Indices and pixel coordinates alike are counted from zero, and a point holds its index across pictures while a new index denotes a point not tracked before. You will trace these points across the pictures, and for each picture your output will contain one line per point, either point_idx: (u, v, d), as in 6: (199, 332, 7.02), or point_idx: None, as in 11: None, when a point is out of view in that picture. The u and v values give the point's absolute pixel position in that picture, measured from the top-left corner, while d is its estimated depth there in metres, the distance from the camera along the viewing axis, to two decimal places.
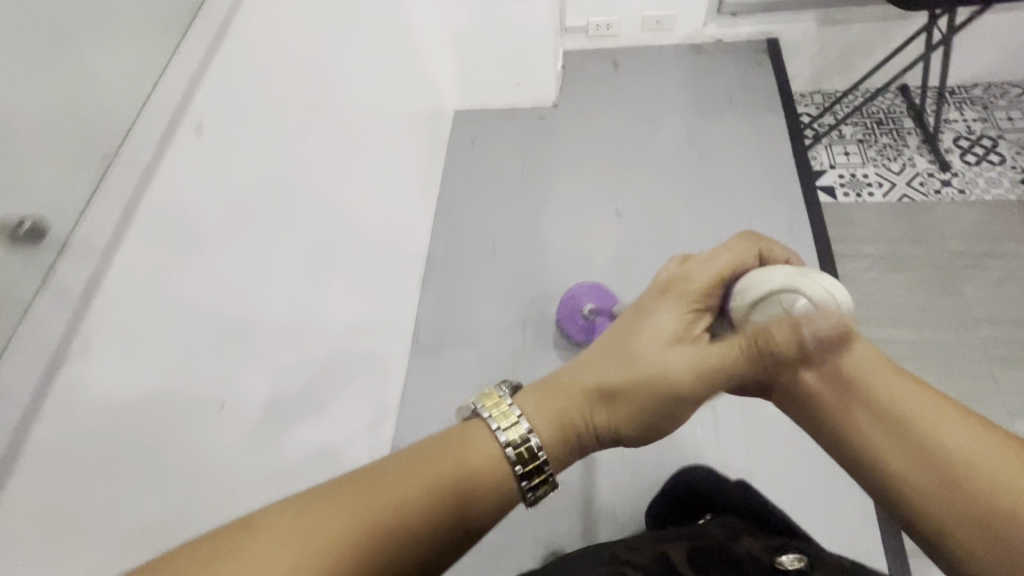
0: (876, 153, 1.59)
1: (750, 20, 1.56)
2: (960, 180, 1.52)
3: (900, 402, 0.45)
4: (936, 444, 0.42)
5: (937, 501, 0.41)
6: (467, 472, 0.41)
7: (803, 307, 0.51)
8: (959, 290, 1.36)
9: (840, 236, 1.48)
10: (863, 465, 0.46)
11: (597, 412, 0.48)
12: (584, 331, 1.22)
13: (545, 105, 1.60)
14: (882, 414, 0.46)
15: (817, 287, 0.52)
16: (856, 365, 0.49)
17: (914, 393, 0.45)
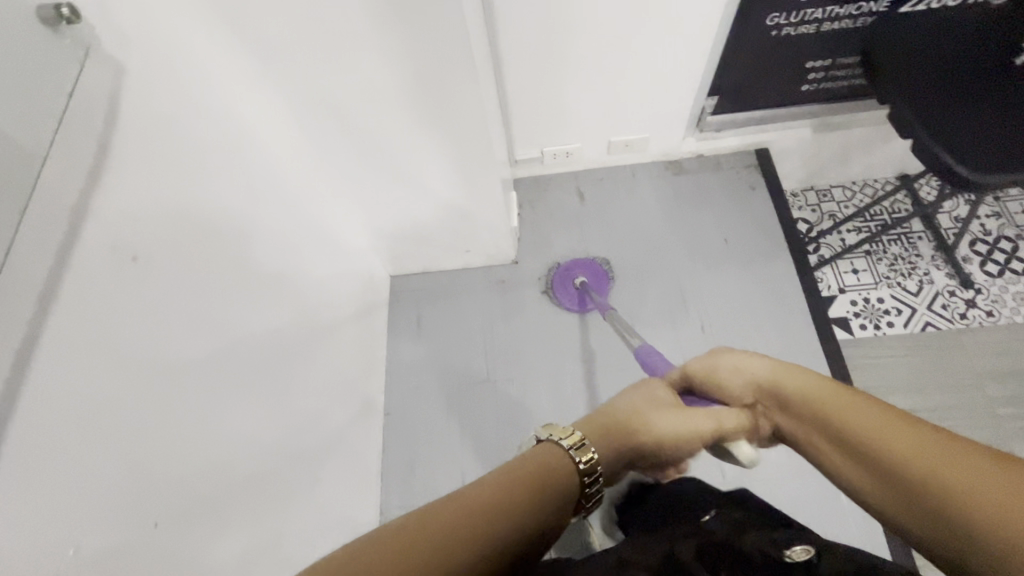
0: (888, 269, 1.39)
1: (734, 133, 1.29)
2: (990, 303, 1.32)
3: (856, 425, 0.44)
4: (888, 451, 0.41)
5: (925, 501, 0.38)
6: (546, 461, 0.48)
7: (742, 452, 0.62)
8: (1008, 446, 1.19)
9: (868, 388, 1.27)
10: (855, 473, 0.44)
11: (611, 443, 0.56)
12: (577, 301, 1.25)
13: (507, 262, 1.31)
14: (849, 434, 0.45)
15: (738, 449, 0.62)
16: (826, 402, 0.49)
17: (868, 410, 0.45)
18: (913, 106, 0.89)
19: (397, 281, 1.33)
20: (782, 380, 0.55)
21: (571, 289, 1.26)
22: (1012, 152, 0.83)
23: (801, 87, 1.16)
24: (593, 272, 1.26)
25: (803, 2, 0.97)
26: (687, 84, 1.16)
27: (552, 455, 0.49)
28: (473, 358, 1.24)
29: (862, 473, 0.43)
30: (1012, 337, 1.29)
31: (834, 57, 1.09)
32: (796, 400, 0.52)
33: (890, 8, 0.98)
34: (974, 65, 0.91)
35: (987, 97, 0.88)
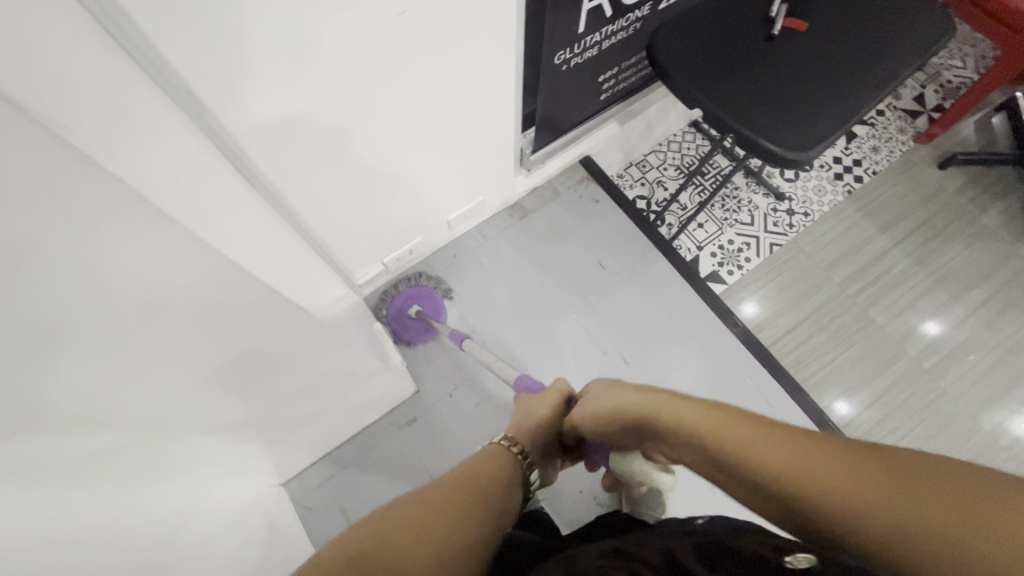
0: (723, 212, 1.51)
1: (556, 156, 1.25)
2: (801, 203, 1.52)
3: (762, 448, 0.41)
4: (812, 479, 0.38)
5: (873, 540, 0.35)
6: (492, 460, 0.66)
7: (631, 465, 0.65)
8: (868, 317, 1.41)
9: (759, 327, 1.39)
10: (766, 499, 0.41)
11: (526, 432, 0.74)
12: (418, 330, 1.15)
13: (408, 395, 1.14)
14: (756, 465, 0.41)
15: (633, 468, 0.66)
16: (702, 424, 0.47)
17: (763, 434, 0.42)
18: (718, 104, 0.91)
19: (295, 478, 1.08)
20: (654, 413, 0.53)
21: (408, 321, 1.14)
22: (813, 122, 0.88)
23: (600, 97, 1.14)
24: (427, 297, 1.16)
25: (582, 32, 0.92)
26: (502, 142, 1.06)
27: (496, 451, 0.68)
28: None
29: (784, 508, 0.40)
30: (829, 226, 1.50)
31: (620, 64, 1.07)
32: (680, 429, 0.49)
33: (652, 10, 0.98)
34: (743, 42, 0.95)
35: (767, 72, 0.92)
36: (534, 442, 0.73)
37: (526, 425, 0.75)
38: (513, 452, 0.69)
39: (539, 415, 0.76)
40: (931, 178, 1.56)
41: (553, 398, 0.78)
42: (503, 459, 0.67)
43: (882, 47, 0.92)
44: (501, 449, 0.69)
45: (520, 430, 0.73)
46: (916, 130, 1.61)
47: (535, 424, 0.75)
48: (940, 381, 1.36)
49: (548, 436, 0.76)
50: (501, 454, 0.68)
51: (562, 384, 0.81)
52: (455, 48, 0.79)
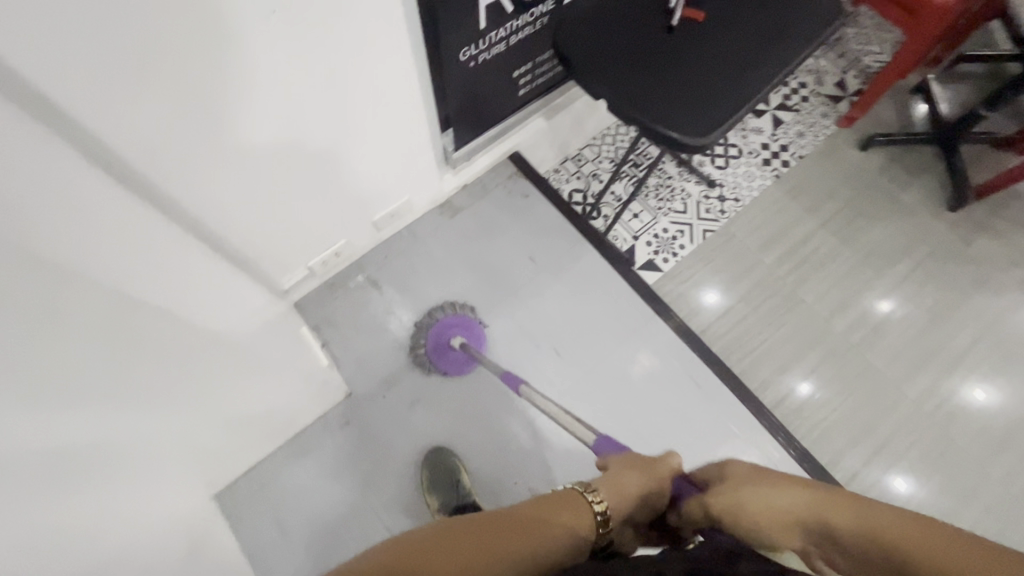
0: (656, 202, 1.54)
1: (483, 152, 1.26)
2: (731, 189, 1.56)
3: (798, 513, 0.53)
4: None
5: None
6: (565, 505, 0.60)
7: None
8: (798, 297, 1.46)
9: (693, 312, 1.43)
10: None
11: (625, 494, 0.65)
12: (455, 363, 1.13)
13: (341, 398, 1.13)
14: (908, 561, 0.43)
15: None
16: (836, 519, 0.49)
17: (804, 500, 0.53)
18: (620, 95, 0.93)
19: (227, 488, 1.07)
20: (789, 506, 0.53)
21: (450, 354, 1.12)
22: (709, 108, 0.91)
23: (519, 92, 1.16)
24: (473, 333, 1.13)
25: (484, 28, 0.93)
26: (418, 139, 1.07)
27: (569, 496, 0.62)
28: (361, 505, 1.08)
29: None
30: (758, 210, 1.54)
31: (533, 59, 1.09)
32: (832, 531, 0.49)
33: (554, 4, 1.00)
34: (642, 33, 0.97)
35: (667, 61, 0.95)
36: (628, 508, 0.64)
37: (616, 488, 0.65)
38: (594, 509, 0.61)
39: (636, 482, 0.66)
40: (854, 159, 1.61)
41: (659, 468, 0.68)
42: (575, 504, 0.61)
43: (773, 34, 0.95)
44: (583, 502, 0.61)
45: (611, 490, 0.65)
46: (839, 114, 1.67)
47: (636, 493, 0.65)
48: (869, 353, 1.41)
49: (643, 508, 0.67)
50: (583, 501, 0.61)
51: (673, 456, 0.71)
52: (344, 46, 0.79)
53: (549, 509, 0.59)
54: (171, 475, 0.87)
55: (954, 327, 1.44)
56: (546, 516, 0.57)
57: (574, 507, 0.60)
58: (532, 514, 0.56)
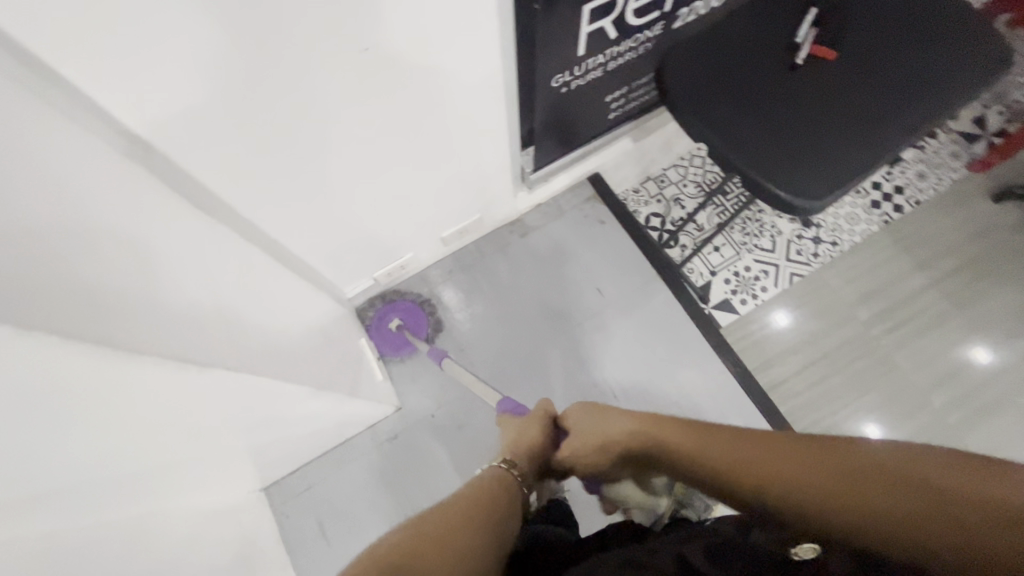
0: (741, 236, 1.42)
1: (562, 172, 1.20)
2: (829, 230, 1.41)
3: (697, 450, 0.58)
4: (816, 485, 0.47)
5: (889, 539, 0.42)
6: (504, 474, 0.66)
7: (628, 491, 0.73)
8: (890, 361, 1.31)
9: (767, 363, 1.32)
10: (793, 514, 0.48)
11: (525, 456, 0.72)
12: (394, 344, 1.17)
13: (391, 411, 1.14)
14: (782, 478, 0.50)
15: (627, 492, 0.73)
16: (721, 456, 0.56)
17: (737, 449, 0.55)
18: (725, 140, 0.83)
19: (274, 481, 1.10)
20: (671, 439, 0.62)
21: (390, 331, 1.17)
22: (826, 167, 0.80)
23: (609, 116, 1.08)
24: (410, 312, 1.18)
25: (582, 55, 0.86)
26: (497, 160, 1.01)
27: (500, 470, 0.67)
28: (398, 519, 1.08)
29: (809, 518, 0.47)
30: (857, 258, 1.39)
31: (630, 84, 1.01)
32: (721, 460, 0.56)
33: (664, 29, 0.91)
34: (760, 68, 0.86)
35: (784, 106, 0.84)
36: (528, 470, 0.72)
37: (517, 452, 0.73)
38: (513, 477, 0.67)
39: (528, 439, 0.75)
40: (984, 210, 1.41)
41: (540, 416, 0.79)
42: (507, 477, 0.67)
43: (917, 83, 0.82)
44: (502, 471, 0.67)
45: (514, 455, 0.72)
46: (972, 156, 1.46)
47: (528, 447, 0.74)
48: (968, 437, 1.25)
49: (539, 463, 0.75)
50: (510, 479, 0.66)
51: (547, 406, 0.81)
52: (430, 70, 0.74)
53: (488, 480, 0.64)
54: (226, 474, 0.90)
55: None
56: (494, 480, 0.64)
57: (505, 474, 0.67)
58: (485, 478, 0.64)
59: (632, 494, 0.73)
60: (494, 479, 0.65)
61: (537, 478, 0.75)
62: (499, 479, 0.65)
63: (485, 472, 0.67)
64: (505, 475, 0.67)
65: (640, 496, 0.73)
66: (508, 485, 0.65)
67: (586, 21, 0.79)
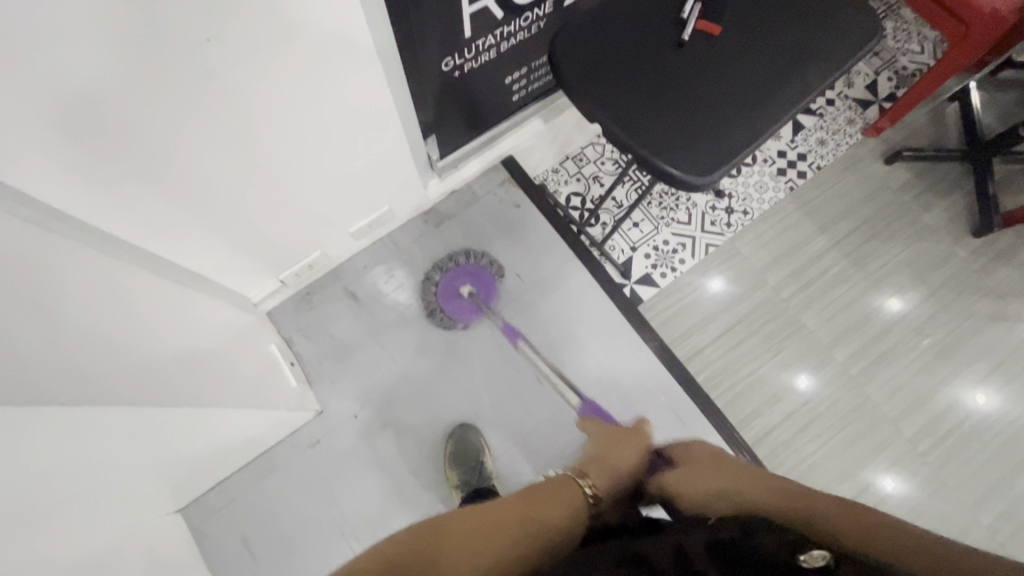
0: (659, 210, 1.45)
1: (473, 157, 1.17)
2: (740, 199, 1.47)
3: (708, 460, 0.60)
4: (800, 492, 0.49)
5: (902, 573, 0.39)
6: (564, 486, 0.60)
7: None
8: (799, 321, 1.39)
9: (687, 333, 1.36)
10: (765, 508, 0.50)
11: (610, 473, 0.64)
12: (466, 312, 1.16)
13: (312, 416, 1.11)
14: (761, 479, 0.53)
15: None
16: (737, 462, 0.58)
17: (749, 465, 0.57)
18: (620, 122, 0.83)
19: (190, 501, 1.05)
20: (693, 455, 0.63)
21: (458, 300, 1.16)
22: (715, 143, 0.81)
23: (512, 97, 1.06)
24: (483, 281, 1.18)
25: (469, 37, 0.84)
26: (398, 153, 0.97)
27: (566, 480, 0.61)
28: (326, 524, 1.06)
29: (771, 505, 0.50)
30: (766, 225, 1.45)
31: (528, 64, 0.99)
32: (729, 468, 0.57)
33: (554, 7, 0.89)
34: (649, 48, 0.86)
35: (675, 85, 0.85)
36: (616, 492, 0.63)
37: (601, 466, 0.66)
38: (585, 491, 0.60)
39: (611, 464, 0.66)
40: (878, 172, 1.50)
41: (631, 440, 0.70)
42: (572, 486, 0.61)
43: (797, 57, 0.84)
44: (573, 483, 0.61)
45: (596, 470, 0.65)
46: (866, 121, 1.54)
47: (609, 469, 0.65)
48: (868, 385, 1.35)
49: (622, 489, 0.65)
50: (574, 486, 0.61)
51: (644, 430, 0.72)
52: (305, 68, 0.69)
53: (542, 492, 0.58)
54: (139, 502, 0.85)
55: (960, 363, 1.37)
56: (550, 495, 0.58)
57: (566, 489, 0.60)
58: (535, 494, 0.58)
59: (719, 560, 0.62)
60: (556, 492, 0.58)
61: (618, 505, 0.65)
62: (555, 487, 0.59)
63: (538, 488, 0.59)
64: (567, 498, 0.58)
65: None
66: (575, 504, 0.58)
67: (467, 2, 0.76)
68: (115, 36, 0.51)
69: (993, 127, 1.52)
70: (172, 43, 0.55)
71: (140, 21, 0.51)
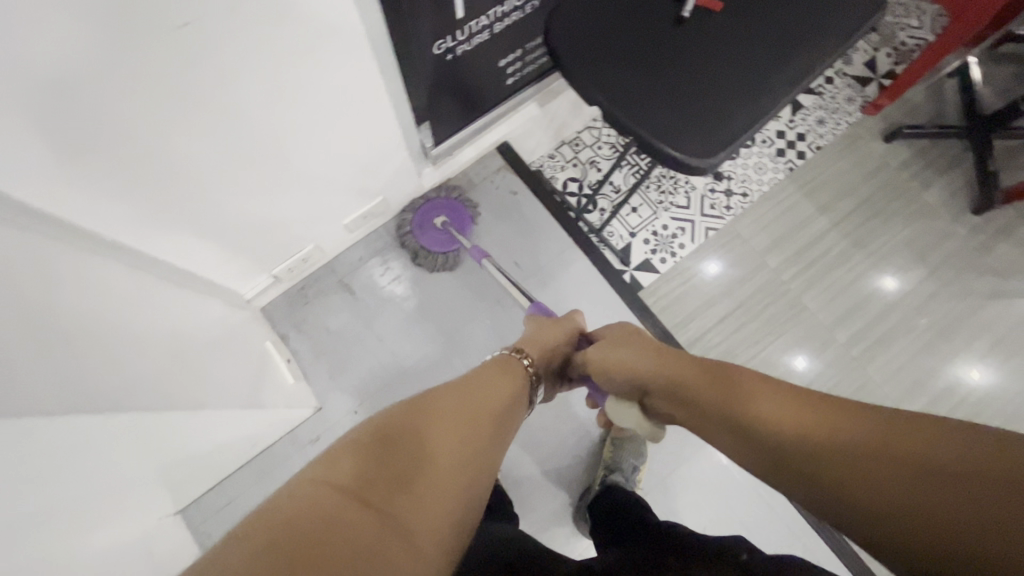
0: (657, 195, 1.43)
1: (468, 144, 1.14)
2: (740, 181, 1.44)
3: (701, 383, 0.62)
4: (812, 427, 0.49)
5: (898, 524, 0.41)
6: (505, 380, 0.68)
7: (627, 419, 0.76)
8: (800, 304, 1.38)
9: (688, 318, 1.35)
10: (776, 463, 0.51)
11: (550, 349, 0.81)
12: (439, 243, 1.13)
13: (311, 412, 1.09)
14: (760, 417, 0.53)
15: (621, 416, 0.76)
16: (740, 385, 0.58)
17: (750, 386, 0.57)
18: (619, 106, 0.81)
19: (193, 501, 1.03)
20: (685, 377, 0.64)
21: (434, 231, 1.12)
22: (718, 124, 0.79)
23: (507, 81, 1.03)
24: (456, 211, 1.14)
25: (462, 18, 0.80)
26: (390, 140, 0.94)
27: (509, 369, 0.70)
28: None
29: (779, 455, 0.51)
30: (766, 207, 1.43)
31: (523, 46, 0.96)
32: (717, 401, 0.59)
33: None
34: (649, 27, 0.83)
35: (675, 65, 0.82)
36: (545, 362, 0.79)
37: (537, 344, 0.80)
38: (526, 366, 0.74)
39: (552, 339, 0.81)
40: (877, 151, 1.48)
41: (564, 326, 0.84)
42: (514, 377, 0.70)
43: (800, 33, 0.82)
44: (517, 366, 0.72)
45: (534, 348, 0.79)
46: (865, 99, 1.52)
47: (548, 346, 0.80)
48: (870, 367, 1.34)
49: (552, 362, 0.82)
50: (516, 364, 0.73)
51: (575, 321, 0.87)
52: (291, 53, 0.66)
53: (475, 394, 0.61)
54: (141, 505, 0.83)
55: (960, 341, 1.37)
56: (490, 391, 0.63)
57: (499, 384, 0.66)
58: (467, 400, 0.58)
59: (627, 419, 0.75)
60: (503, 371, 0.69)
61: (553, 370, 0.84)
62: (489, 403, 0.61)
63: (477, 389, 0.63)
64: (506, 397, 0.65)
65: (638, 425, 0.75)
66: (511, 385, 0.68)
67: None
68: (90, 24, 0.48)
69: (993, 102, 1.51)
70: (149, 29, 0.52)
71: (116, 6, 0.48)
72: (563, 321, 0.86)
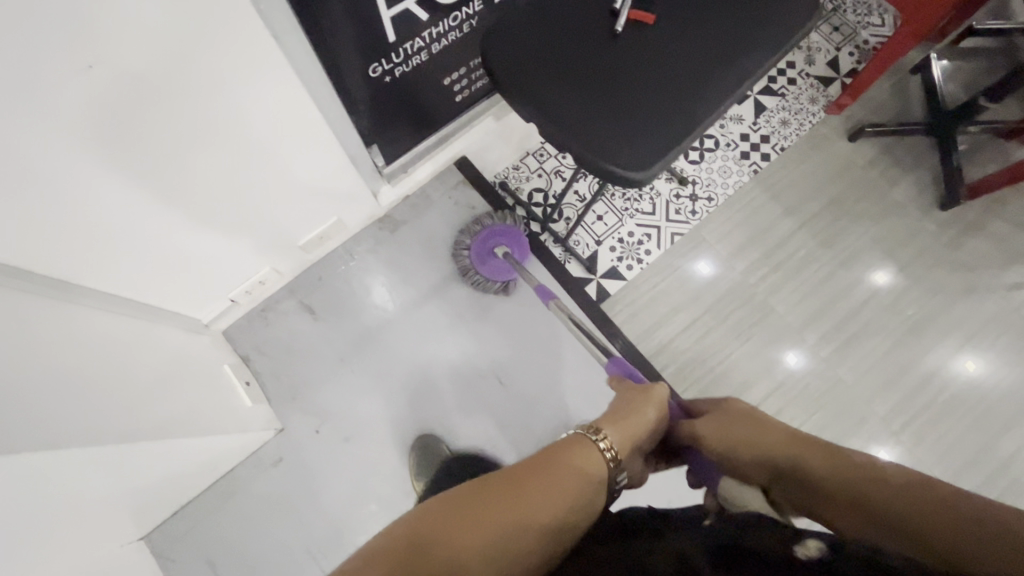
0: (623, 202, 1.43)
1: (424, 160, 1.15)
2: (705, 185, 1.45)
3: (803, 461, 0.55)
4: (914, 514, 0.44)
5: None
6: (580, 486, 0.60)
7: (742, 496, 0.58)
8: (768, 306, 1.37)
9: (656, 324, 1.35)
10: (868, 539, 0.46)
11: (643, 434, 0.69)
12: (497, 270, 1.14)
13: (272, 434, 1.09)
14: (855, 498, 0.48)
15: (737, 497, 0.59)
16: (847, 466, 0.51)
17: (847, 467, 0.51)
18: (554, 121, 0.81)
19: (156, 525, 1.04)
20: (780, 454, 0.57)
21: (494, 261, 1.14)
22: (653, 135, 0.79)
23: (456, 97, 1.05)
24: (517, 241, 1.14)
25: (394, 41, 0.82)
26: (337, 162, 0.95)
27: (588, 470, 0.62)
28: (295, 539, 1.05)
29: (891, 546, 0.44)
30: (732, 210, 1.43)
31: (466, 64, 0.97)
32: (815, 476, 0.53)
33: (485, 4, 0.87)
34: (583, 41, 0.84)
35: (609, 78, 0.83)
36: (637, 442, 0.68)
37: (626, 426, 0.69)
38: (604, 452, 0.65)
39: (646, 421, 0.70)
40: (841, 150, 1.49)
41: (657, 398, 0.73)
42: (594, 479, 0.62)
43: (734, 42, 0.82)
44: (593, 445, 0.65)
45: (618, 430, 0.68)
46: (828, 98, 1.52)
47: (638, 429, 0.69)
48: (841, 366, 1.34)
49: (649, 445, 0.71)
50: (591, 447, 0.65)
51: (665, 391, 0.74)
52: (219, 86, 0.66)
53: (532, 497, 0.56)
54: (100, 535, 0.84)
55: (932, 337, 1.36)
56: (556, 503, 0.57)
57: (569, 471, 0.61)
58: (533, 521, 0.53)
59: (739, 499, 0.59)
60: (562, 469, 0.60)
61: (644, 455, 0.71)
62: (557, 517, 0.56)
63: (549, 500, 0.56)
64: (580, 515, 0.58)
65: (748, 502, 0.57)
66: (585, 487, 0.61)
67: (384, 7, 0.75)
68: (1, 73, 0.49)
69: (956, 96, 1.51)
70: (62, 74, 0.53)
71: (25, 55, 0.49)
72: (648, 390, 0.74)
